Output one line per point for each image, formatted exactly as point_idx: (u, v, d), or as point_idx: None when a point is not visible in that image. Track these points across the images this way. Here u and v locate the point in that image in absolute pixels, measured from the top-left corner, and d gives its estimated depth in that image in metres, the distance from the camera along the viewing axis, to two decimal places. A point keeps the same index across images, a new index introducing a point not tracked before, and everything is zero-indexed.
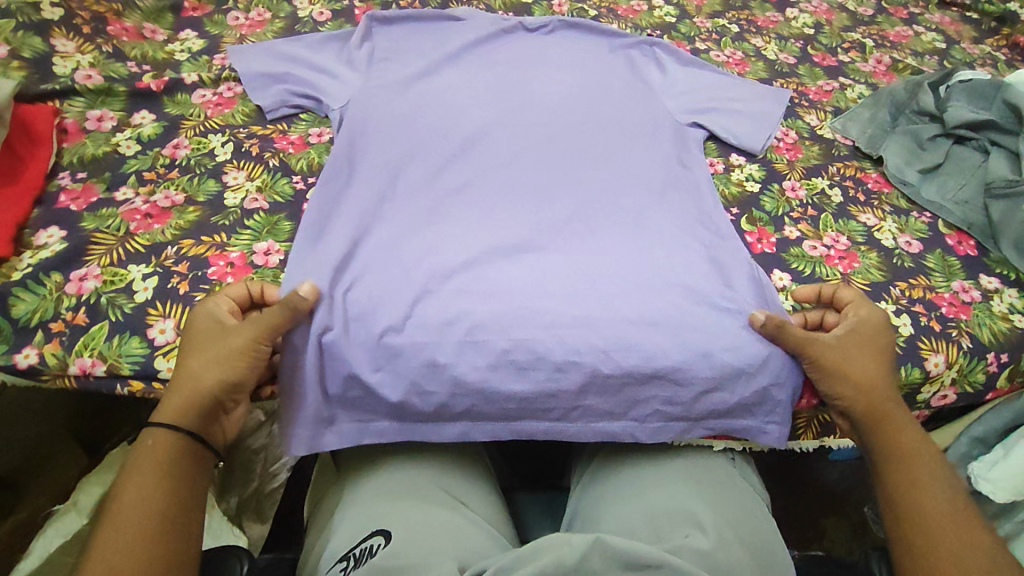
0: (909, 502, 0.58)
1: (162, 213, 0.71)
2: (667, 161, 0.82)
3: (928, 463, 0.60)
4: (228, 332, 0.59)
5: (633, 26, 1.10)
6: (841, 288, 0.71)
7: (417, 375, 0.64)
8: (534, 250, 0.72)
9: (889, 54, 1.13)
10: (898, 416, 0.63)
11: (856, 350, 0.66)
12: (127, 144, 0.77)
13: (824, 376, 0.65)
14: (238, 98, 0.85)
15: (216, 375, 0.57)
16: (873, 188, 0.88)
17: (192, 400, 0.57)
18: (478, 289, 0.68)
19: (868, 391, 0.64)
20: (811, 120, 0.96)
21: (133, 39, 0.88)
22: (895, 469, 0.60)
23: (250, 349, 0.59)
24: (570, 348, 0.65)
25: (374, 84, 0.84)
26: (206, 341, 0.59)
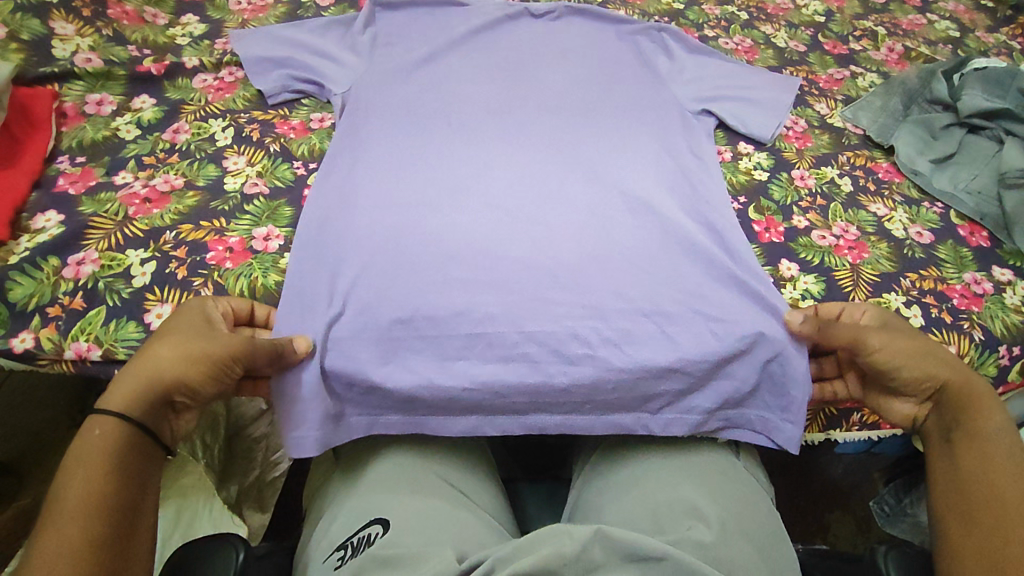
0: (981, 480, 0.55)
1: (161, 198, 0.70)
2: (673, 150, 0.81)
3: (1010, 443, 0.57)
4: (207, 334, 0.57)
5: (641, 13, 1.08)
6: (827, 303, 0.69)
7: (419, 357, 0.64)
8: (538, 236, 0.71)
9: (901, 42, 1.11)
10: (979, 397, 0.60)
11: (908, 336, 0.63)
12: (127, 129, 0.76)
13: (894, 362, 0.62)
14: (239, 83, 0.84)
15: (174, 369, 0.54)
16: (884, 178, 0.86)
17: (145, 393, 0.53)
18: (483, 277, 0.67)
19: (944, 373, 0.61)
20: (821, 109, 0.94)
21: (133, 22, 0.87)
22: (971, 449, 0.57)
23: (223, 360, 0.56)
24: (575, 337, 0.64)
25: (379, 69, 0.83)
26: (172, 334, 0.56)
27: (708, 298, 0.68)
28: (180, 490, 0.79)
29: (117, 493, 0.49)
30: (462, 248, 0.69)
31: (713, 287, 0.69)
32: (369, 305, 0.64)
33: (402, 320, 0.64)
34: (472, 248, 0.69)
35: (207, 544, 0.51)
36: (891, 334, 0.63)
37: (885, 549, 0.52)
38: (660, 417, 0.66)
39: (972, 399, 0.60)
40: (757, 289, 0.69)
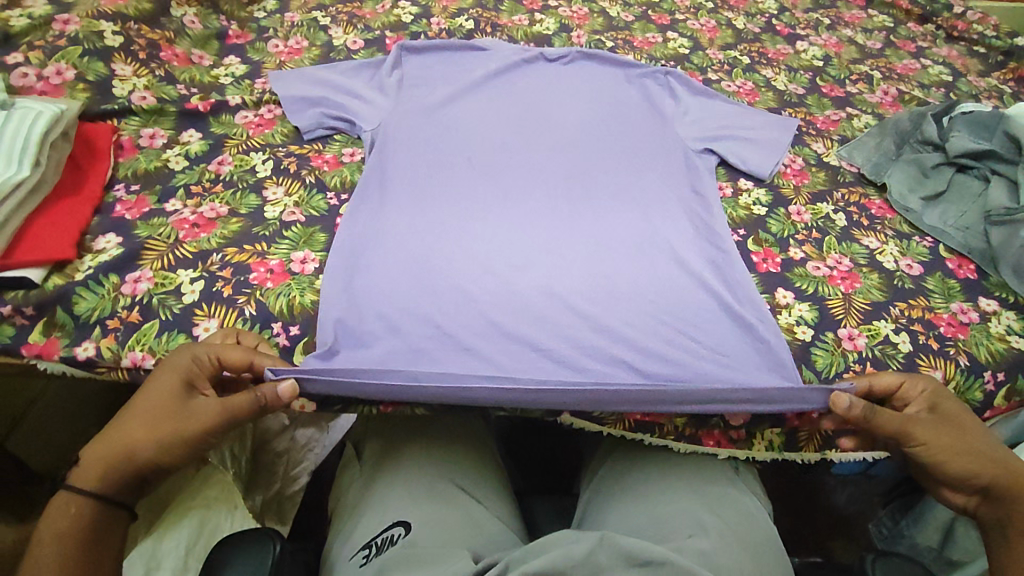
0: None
1: (208, 223, 0.76)
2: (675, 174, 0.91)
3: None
4: (180, 413, 0.59)
5: (648, 57, 1.17)
6: (882, 378, 0.66)
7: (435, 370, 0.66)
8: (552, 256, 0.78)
9: (896, 86, 1.18)
10: None
11: (955, 429, 0.63)
12: (176, 160, 0.83)
13: (950, 461, 0.62)
14: (277, 120, 0.91)
15: (148, 453, 0.59)
16: (876, 213, 0.91)
17: (116, 469, 0.59)
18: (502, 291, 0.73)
19: (999, 472, 0.62)
20: (818, 148, 1.01)
21: (182, 64, 0.95)
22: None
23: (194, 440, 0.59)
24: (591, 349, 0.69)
25: (406, 109, 0.95)
26: (152, 407, 0.59)
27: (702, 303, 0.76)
28: (204, 501, 0.81)
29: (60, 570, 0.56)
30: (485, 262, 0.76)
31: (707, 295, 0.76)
32: (394, 323, 0.70)
33: (425, 334, 0.70)
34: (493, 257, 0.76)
35: (245, 537, 0.55)
36: (935, 432, 0.62)
37: (874, 557, 0.55)
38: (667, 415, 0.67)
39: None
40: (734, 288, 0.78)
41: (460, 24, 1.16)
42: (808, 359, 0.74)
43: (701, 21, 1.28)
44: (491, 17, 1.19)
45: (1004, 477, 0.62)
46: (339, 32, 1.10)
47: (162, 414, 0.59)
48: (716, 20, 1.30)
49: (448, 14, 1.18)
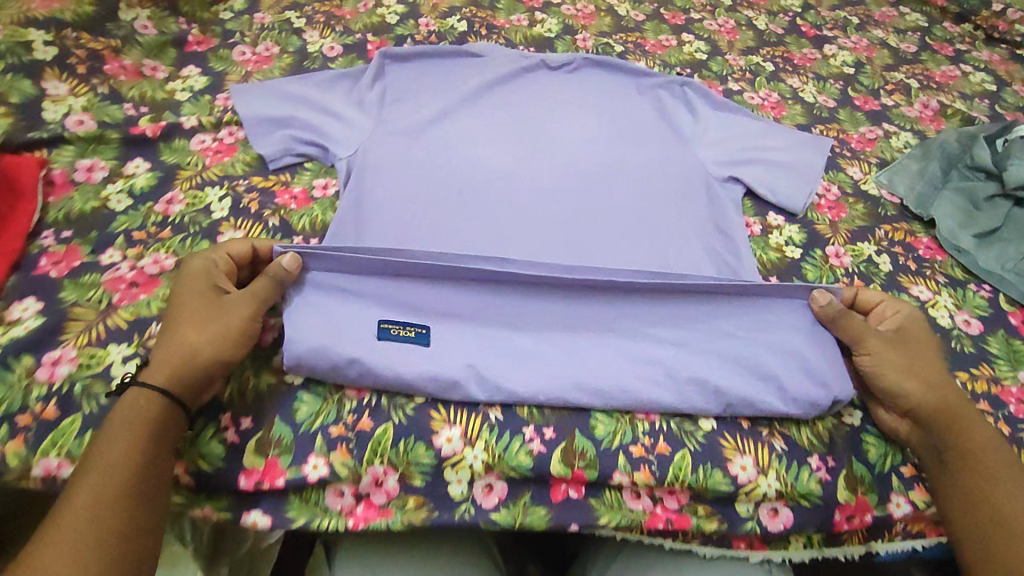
0: (982, 489, 0.56)
1: (149, 281, 0.64)
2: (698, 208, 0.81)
3: (1001, 466, 0.57)
4: (222, 303, 0.58)
5: (662, 64, 1.04)
6: (864, 295, 0.66)
7: (460, 285, 0.63)
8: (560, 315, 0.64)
9: (936, 97, 1.06)
10: (969, 418, 0.59)
11: (907, 349, 0.62)
12: (118, 199, 0.71)
13: (892, 375, 0.61)
14: (239, 145, 0.79)
15: (213, 346, 0.55)
16: (924, 255, 0.80)
17: (185, 367, 0.54)
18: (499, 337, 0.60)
19: (934, 397, 0.59)
20: (854, 173, 0.90)
21: (131, 77, 0.82)
22: (956, 453, 0.58)
23: (247, 326, 0.58)
24: (608, 433, 0.59)
25: (387, 129, 0.82)
26: (193, 312, 0.56)
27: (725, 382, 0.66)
28: None
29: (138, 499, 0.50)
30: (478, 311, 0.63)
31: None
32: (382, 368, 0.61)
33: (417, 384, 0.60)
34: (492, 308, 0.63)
35: None
36: (883, 345, 0.62)
37: None
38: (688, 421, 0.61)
39: (960, 421, 0.59)
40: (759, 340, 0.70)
41: (451, 25, 1.04)
42: (859, 449, 0.62)
43: (719, 21, 1.16)
44: (487, 17, 1.06)
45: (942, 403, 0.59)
46: (315, 36, 0.97)
47: (207, 307, 0.57)
48: (735, 19, 1.17)
49: (437, 14, 1.05)
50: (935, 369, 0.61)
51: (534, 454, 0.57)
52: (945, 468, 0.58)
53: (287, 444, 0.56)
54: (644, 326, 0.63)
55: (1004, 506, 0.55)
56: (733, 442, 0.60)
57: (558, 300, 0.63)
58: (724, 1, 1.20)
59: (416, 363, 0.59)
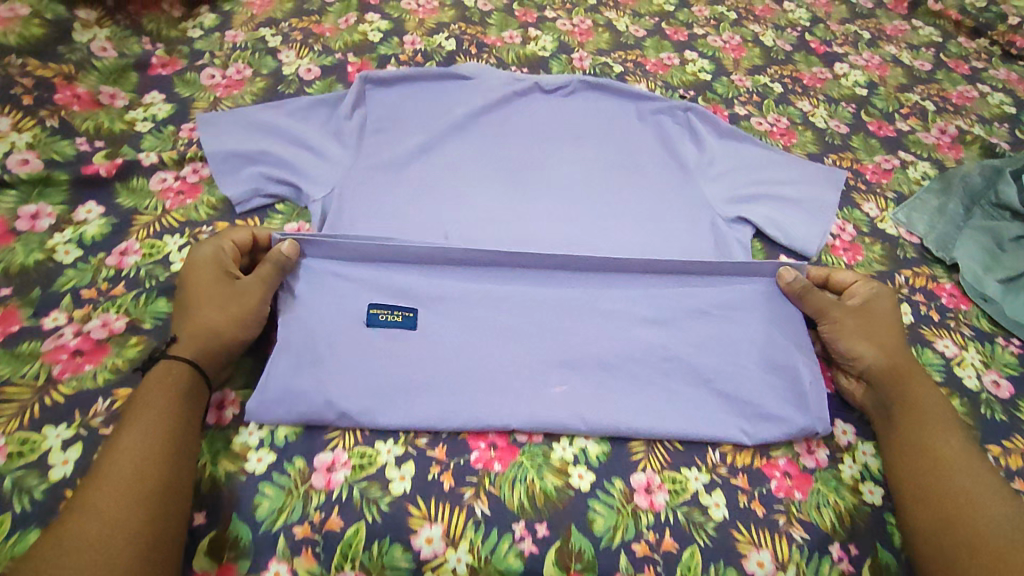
0: (923, 447, 0.58)
1: (95, 348, 0.58)
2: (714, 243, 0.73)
3: (949, 431, 0.59)
4: (234, 285, 0.59)
5: (664, 85, 0.98)
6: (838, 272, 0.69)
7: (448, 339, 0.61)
8: (556, 389, 0.59)
9: (954, 122, 0.99)
10: (913, 378, 0.62)
11: (867, 320, 0.65)
12: (65, 250, 0.64)
13: (848, 341, 0.65)
14: (203, 184, 0.73)
15: (229, 325, 0.58)
16: (947, 303, 0.75)
17: (205, 346, 0.56)
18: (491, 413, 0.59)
19: (884, 359, 0.63)
20: (870, 210, 0.84)
21: (85, 107, 0.75)
22: (903, 414, 0.60)
23: (259, 305, 0.59)
24: (608, 529, 0.54)
25: (369, 166, 0.76)
26: (207, 295, 0.58)
27: (738, 449, 0.60)
28: None
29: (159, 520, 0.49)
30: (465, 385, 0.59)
31: (741, 447, 0.60)
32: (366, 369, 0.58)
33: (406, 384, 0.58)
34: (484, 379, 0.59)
35: None
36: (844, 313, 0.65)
37: None
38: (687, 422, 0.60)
39: (904, 379, 0.62)
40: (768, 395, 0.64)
41: (438, 42, 0.97)
42: (883, 534, 0.57)
43: (723, 37, 1.09)
44: (477, 34, 0.99)
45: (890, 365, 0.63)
46: (291, 56, 0.90)
47: (220, 289, 0.59)
48: (740, 34, 1.10)
49: (424, 30, 0.98)
50: (889, 338, 0.65)
51: (525, 555, 0.52)
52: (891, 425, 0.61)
53: (244, 546, 0.50)
54: (635, 356, 0.62)
55: (944, 453, 0.57)
56: (747, 535, 0.55)
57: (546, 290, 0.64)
58: (728, 15, 1.14)
59: (404, 352, 0.59)
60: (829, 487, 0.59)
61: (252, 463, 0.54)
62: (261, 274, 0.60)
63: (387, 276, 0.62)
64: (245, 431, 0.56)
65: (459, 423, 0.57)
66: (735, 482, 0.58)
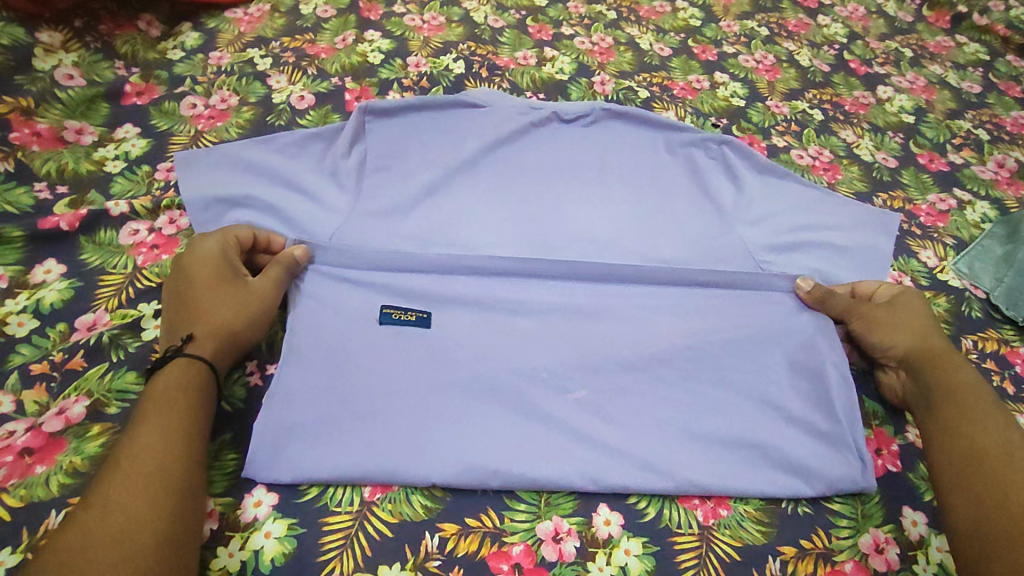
0: (962, 434, 0.53)
1: (51, 443, 0.49)
2: (760, 300, 0.64)
3: (999, 424, 0.53)
4: (241, 284, 0.55)
5: (694, 113, 0.89)
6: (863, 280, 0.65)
7: (461, 410, 0.53)
8: (576, 397, 0.56)
9: (1011, 154, 0.91)
10: (948, 359, 0.58)
11: (899, 310, 0.61)
12: (18, 320, 0.55)
13: (878, 330, 0.60)
14: (181, 236, 0.64)
15: (240, 326, 0.53)
16: (1022, 372, 0.66)
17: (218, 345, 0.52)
18: (514, 524, 0.49)
19: (917, 342, 0.59)
20: (928, 258, 0.75)
21: (47, 147, 0.67)
22: (944, 402, 0.55)
23: (270, 307, 0.56)
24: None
25: (368, 213, 0.67)
26: (214, 295, 0.54)
27: (800, 556, 0.50)
28: None
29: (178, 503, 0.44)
30: (478, 482, 0.50)
31: (800, 551, 0.51)
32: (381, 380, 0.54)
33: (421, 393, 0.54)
34: (502, 479, 0.50)
35: None
36: (876, 306, 0.61)
37: None
38: (719, 466, 0.54)
39: (939, 361, 0.57)
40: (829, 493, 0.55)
41: (446, 65, 0.88)
42: None
43: (755, 56, 1.00)
44: (488, 55, 0.90)
45: (922, 347, 0.58)
46: (282, 81, 0.81)
47: (227, 285, 0.54)
48: (774, 53, 1.02)
49: (429, 51, 0.89)
50: (923, 324, 0.60)
51: None
52: (930, 414, 0.55)
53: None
54: (670, 411, 0.56)
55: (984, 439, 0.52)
56: None
57: (557, 300, 0.62)
58: (760, 32, 1.05)
59: (416, 359, 0.56)
60: None
61: None
62: (271, 276, 0.56)
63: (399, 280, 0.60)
64: (223, 552, 0.46)
65: (486, 485, 0.50)
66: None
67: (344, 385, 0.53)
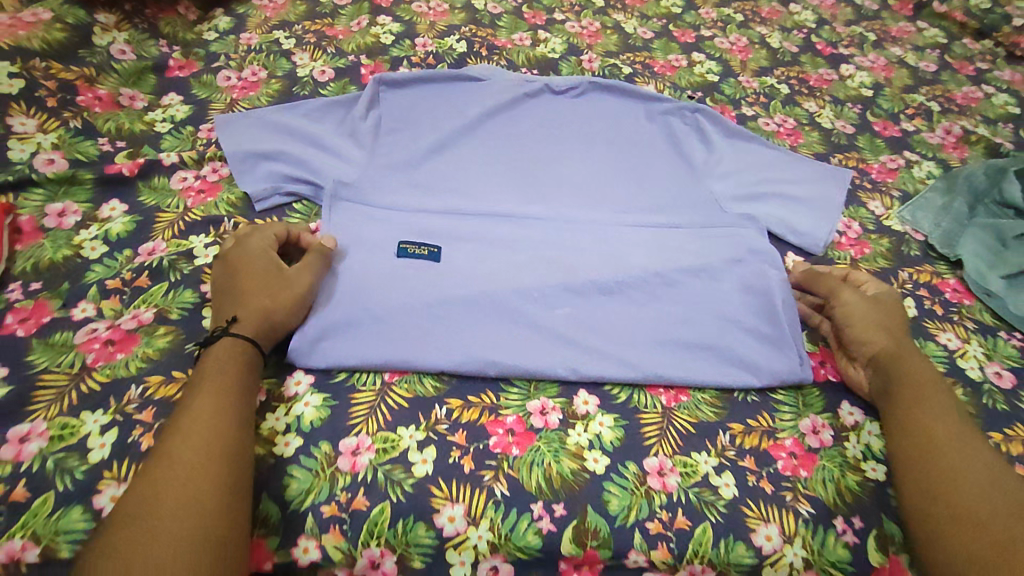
0: (922, 429, 0.57)
1: (127, 338, 0.59)
2: (718, 241, 0.75)
3: (956, 425, 0.57)
4: (277, 270, 0.61)
5: (672, 86, 0.99)
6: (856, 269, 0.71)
7: (464, 317, 0.64)
8: (561, 311, 0.67)
9: (959, 122, 1.01)
10: (916, 363, 0.62)
11: (878, 308, 0.66)
12: (91, 246, 0.66)
13: (855, 324, 0.65)
14: (224, 183, 0.75)
15: (278, 308, 0.59)
16: (951, 298, 0.76)
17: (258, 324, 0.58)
18: (509, 401, 0.60)
19: (888, 343, 0.63)
20: (875, 208, 0.85)
21: (106, 108, 0.77)
22: (905, 403, 0.59)
23: (306, 289, 0.61)
24: (622, 508, 0.54)
25: (383, 164, 0.77)
26: (256, 281, 0.60)
27: (746, 431, 0.61)
28: None
29: (238, 471, 0.49)
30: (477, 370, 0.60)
31: (747, 428, 0.61)
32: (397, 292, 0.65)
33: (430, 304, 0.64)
34: (499, 368, 0.61)
35: None
36: (860, 302, 0.66)
37: None
38: (681, 364, 0.64)
39: (905, 362, 0.62)
40: (778, 390, 0.65)
41: (450, 45, 0.98)
42: (891, 507, 0.58)
43: (730, 39, 1.11)
44: (487, 37, 1.01)
45: (894, 350, 0.63)
46: (305, 58, 0.92)
47: (264, 272, 0.61)
48: (747, 36, 1.12)
49: (435, 33, 1.00)
50: (895, 324, 0.65)
51: (544, 533, 0.52)
52: (893, 411, 0.60)
53: (274, 523, 0.51)
54: (640, 323, 0.67)
55: (937, 434, 0.56)
56: (757, 510, 0.56)
57: (548, 234, 0.74)
58: (735, 18, 1.16)
59: (426, 279, 0.66)
60: (834, 465, 0.60)
61: (280, 447, 0.54)
62: (306, 261, 0.62)
63: (415, 220, 0.72)
64: (272, 416, 0.56)
65: (487, 374, 0.61)
66: (743, 463, 0.58)
67: (367, 296, 0.64)
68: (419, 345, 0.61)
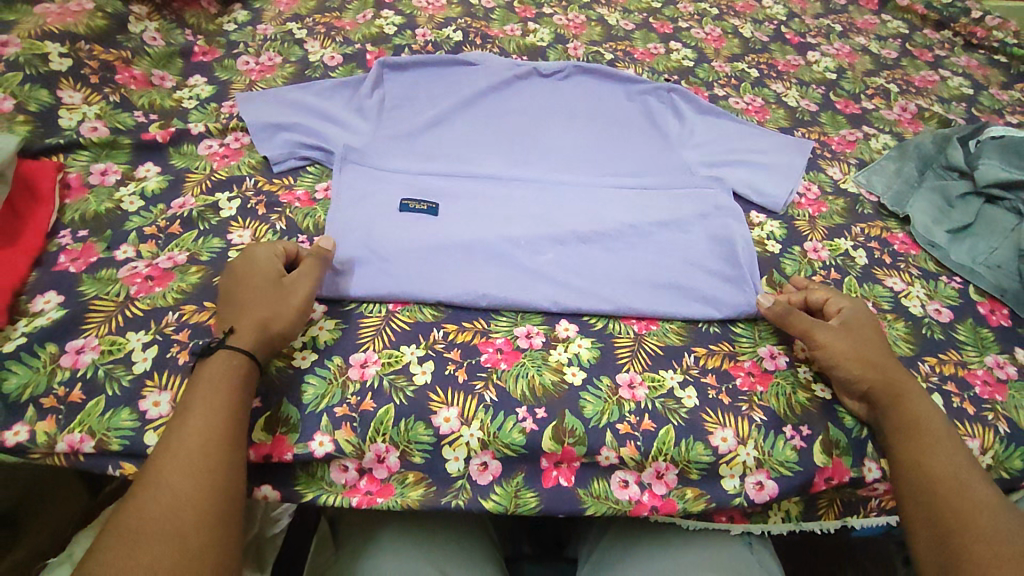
0: (919, 464, 0.59)
1: (164, 275, 0.68)
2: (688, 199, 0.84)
3: (950, 452, 0.59)
4: (277, 282, 0.62)
5: (650, 70, 1.08)
6: (815, 293, 0.71)
7: (460, 259, 0.72)
8: (546, 256, 0.75)
9: (914, 101, 1.10)
10: (907, 391, 0.63)
11: (853, 335, 0.67)
12: (130, 200, 0.74)
13: (838, 362, 0.65)
14: (245, 149, 0.84)
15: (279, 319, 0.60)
16: (899, 249, 0.85)
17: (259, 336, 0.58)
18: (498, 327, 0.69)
19: (876, 376, 0.64)
20: (834, 173, 0.94)
21: (140, 87, 0.86)
22: (902, 438, 0.61)
23: (306, 301, 0.63)
24: (596, 412, 0.62)
25: (387, 134, 0.86)
26: (257, 292, 0.61)
27: (708, 354, 0.69)
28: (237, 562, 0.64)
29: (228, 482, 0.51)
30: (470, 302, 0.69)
31: (708, 352, 0.69)
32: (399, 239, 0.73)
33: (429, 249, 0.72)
34: (489, 299, 0.69)
35: None
36: (836, 335, 0.66)
37: None
38: (650, 299, 0.72)
39: (897, 392, 0.63)
40: (738, 323, 0.73)
41: (447, 34, 1.08)
42: (835, 417, 0.66)
43: (705, 30, 1.20)
44: (481, 27, 1.11)
45: (883, 380, 0.64)
46: (316, 46, 1.02)
47: (264, 282, 0.62)
48: (721, 27, 1.22)
49: (433, 25, 1.09)
50: (875, 351, 0.66)
51: (527, 431, 0.61)
52: (894, 449, 0.61)
53: (294, 422, 0.59)
54: (615, 266, 0.75)
55: (935, 466, 0.58)
56: (714, 416, 0.64)
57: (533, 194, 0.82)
58: (710, 11, 1.25)
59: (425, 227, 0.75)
60: (787, 381, 0.68)
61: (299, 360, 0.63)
62: (308, 271, 0.64)
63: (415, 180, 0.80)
64: None
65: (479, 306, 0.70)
66: (705, 379, 0.67)
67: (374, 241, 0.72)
68: (420, 280, 0.70)
